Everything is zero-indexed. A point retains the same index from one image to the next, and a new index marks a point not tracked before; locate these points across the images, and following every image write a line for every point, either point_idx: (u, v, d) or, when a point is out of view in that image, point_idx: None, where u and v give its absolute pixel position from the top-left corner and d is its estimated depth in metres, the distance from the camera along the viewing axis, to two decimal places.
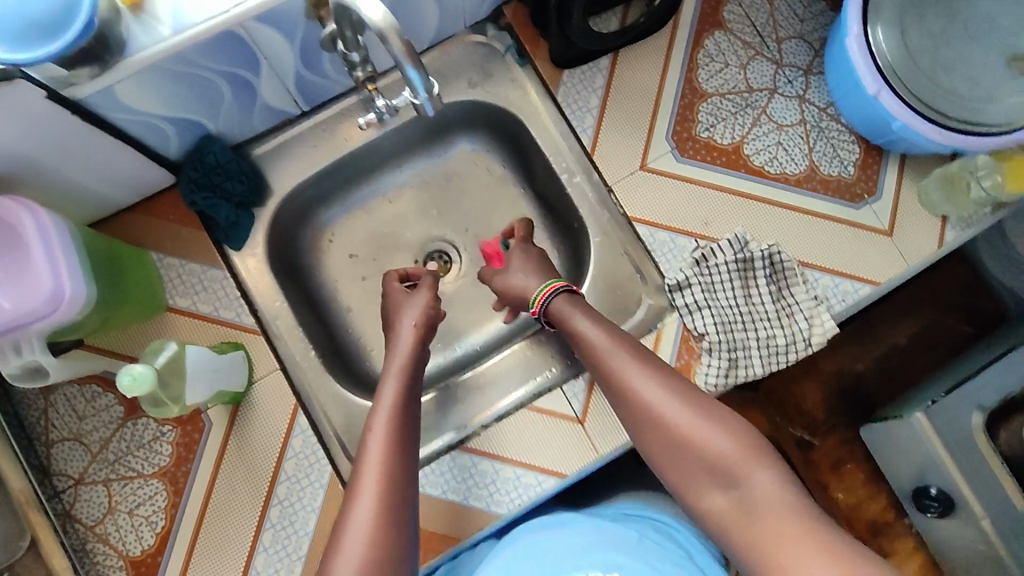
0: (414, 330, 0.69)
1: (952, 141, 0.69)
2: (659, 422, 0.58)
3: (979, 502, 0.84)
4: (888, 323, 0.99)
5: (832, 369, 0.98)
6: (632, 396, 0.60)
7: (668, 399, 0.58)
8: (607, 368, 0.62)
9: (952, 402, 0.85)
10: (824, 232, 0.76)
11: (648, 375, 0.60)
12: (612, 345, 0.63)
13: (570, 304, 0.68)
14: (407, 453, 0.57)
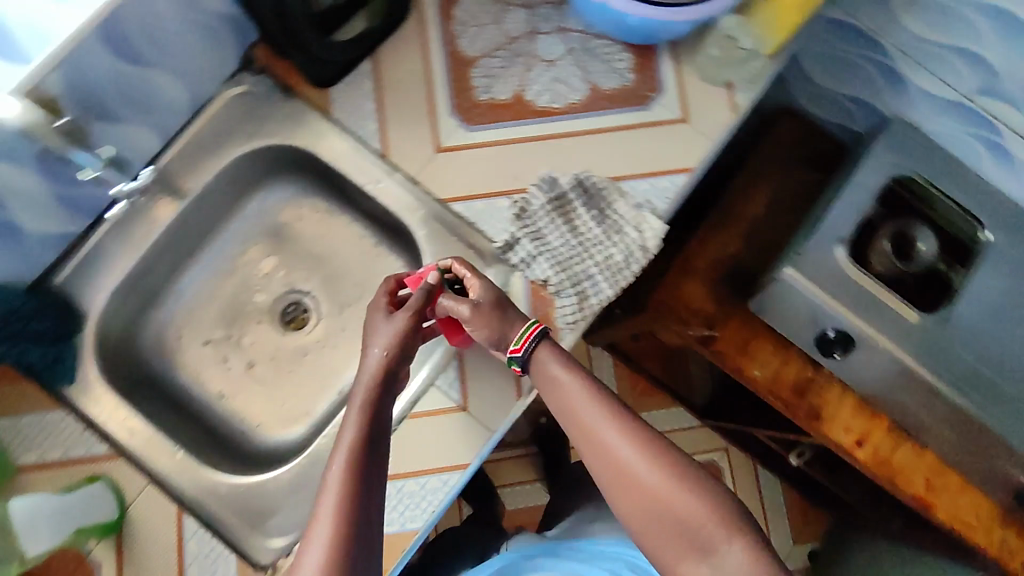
0: (392, 353, 0.60)
1: (683, 15, 0.72)
2: (638, 486, 0.58)
3: (872, 327, 0.90)
4: (741, 200, 1.04)
5: (707, 260, 1.02)
6: (611, 458, 0.60)
7: (648, 464, 0.59)
8: (585, 425, 0.61)
9: (815, 248, 0.91)
10: (627, 141, 0.79)
11: (627, 438, 0.60)
12: (590, 399, 0.61)
13: (547, 350, 0.64)
14: (370, 497, 0.52)
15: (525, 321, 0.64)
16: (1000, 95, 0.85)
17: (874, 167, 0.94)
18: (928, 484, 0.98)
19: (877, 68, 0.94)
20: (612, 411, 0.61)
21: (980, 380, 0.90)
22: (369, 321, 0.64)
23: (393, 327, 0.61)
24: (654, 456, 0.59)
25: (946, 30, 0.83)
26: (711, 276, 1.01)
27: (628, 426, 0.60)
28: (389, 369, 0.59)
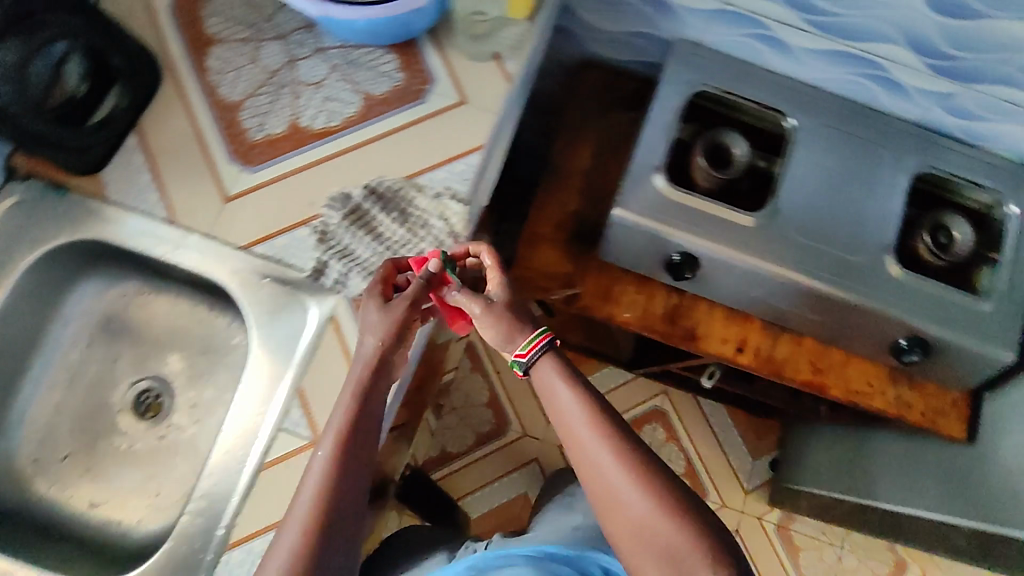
0: (384, 344, 0.66)
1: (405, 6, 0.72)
2: (624, 507, 0.64)
3: (710, 241, 0.93)
4: (567, 156, 1.08)
5: (550, 224, 1.05)
6: (601, 478, 0.65)
7: (635, 489, 0.64)
8: (583, 440, 0.66)
9: (635, 182, 0.94)
10: (412, 138, 0.80)
11: (614, 460, 0.65)
12: (586, 418, 0.67)
13: (548, 363, 0.69)
14: (347, 479, 0.61)
15: (536, 330, 0.70)
16: None
17: (670, 94, 0.97)
18: (814, 368, 1.02)
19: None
20: (604, 432, 0.66)
21: (820, 258, 0.94)
22: (361, 305, 0.69)
23: (389, 316, 0.68)
24: (637, 481, 0.64)
25: None
26: (558, 237, 1.04)
27: (619, 452, 0.65)
28: (381, 357, 0.66)
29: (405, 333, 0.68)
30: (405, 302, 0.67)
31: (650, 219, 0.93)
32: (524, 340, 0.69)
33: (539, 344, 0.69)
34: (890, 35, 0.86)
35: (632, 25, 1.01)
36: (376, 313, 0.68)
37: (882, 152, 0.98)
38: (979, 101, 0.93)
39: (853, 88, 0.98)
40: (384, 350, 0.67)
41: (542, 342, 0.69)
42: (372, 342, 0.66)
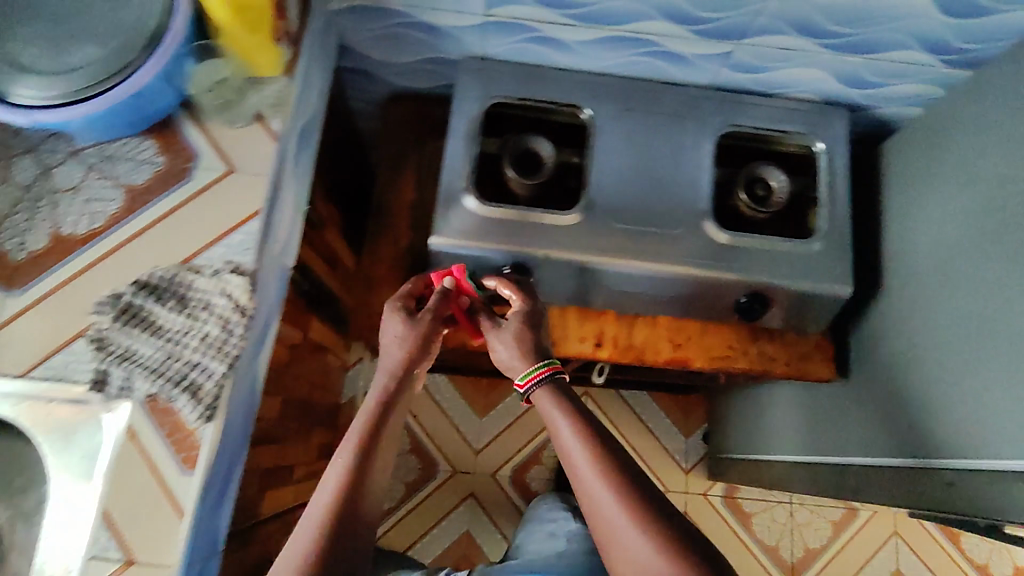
0: (409, 353, 0.81)
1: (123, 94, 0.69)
2: (616, 533, 0.70)
3: (537, 250, 0.92)
4: (389, 195, 1.03)
5: (386, 264, 1.00)
6: (596, 508, 0.72)
7: (624, 518, 0.70)
8: (580, 468, 0.74)
9: (449, 207, 0.92)
10: (183, 220, 0.77)
11: (604, 490, 0.71)
12: (585, 448, 0.74)
13: (549, 394, 0.80)
14: (369, 471, 0.73)
15: (536, 363, 0.81)
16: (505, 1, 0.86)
17: (463, 113, 0.96)
18: (674, 344, 1.02)
19: (410, 27, 0.93)
20: (601, 463, 0.73)
21: (643, 239, 0.94)
22: (386, 321, 0.84)
23: (414, 329, 0.82)
24: (625, 513, 0.70)
25: None
26: (396, 276, 0.99)
27: (612, 483, 0.72)
28: (404, 365, 0.81)
29: (428, 342, 0.83)
30: (426, 318, 0.83)
31: (471, 243, 0.91)
32: (524, 370, 0.81)
33: (536, 376, 0.80)
34: (645, 12, 0.86)
35: (416, 52, 0.98)
36: (400, 325, 0.83)
37: (683, 120, 0.98)
38: (755, 54, 0.93)
39: (640, 66, 0.98)
40: (410, 356, 0.81)
41: (539, 373, 0.80)
42: (398, 352, 0.81)
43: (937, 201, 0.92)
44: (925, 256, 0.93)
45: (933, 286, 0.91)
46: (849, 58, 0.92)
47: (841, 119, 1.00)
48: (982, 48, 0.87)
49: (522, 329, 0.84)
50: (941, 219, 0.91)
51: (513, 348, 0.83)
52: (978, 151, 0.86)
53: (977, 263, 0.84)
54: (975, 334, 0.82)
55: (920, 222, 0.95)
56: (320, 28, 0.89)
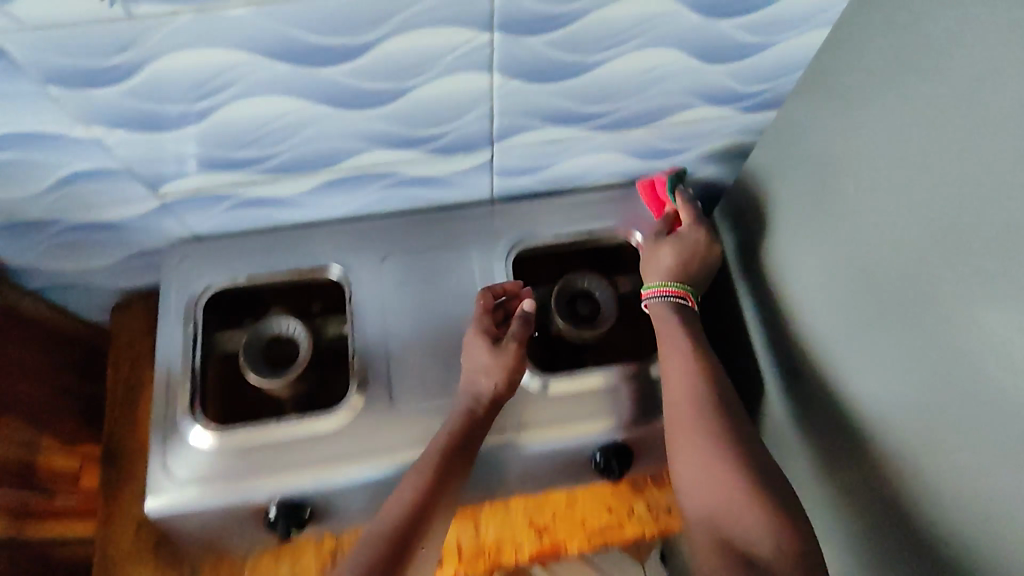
0: (496, 385, 0.68)
1: None
2: (704, 467, 0.62)
3: (301, 474, 0.67)
4: (125, 434, 0.79)
5: (131, 534, 0.74)
6: (695, 484, 0.62)
7: (731, 503, 0.59)
8: (670, 391, 0.68)
9: (171, 448, 0.67)
10: None
11: (703, 439, 0.63)
12: (703, 413, 0.64)
13: (676, 326, 0.71)
14: (459, 465, 0.65)
15: (681, 283, 0.74)
16: (171, 177, 0.66)
17: (174, 316, 0.73)
18: (536, 529, 0.79)
19: (79, 231, 0.72)
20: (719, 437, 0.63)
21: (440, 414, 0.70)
22: (468, 344, 0.71)
23: (501, 357, 0.69)
24: (736, 493, 0.59)
25: (32, 184, 0.63)
26: (146, 545, 0.74)
27: (721, 463, 0.61)
28: (492, 397, 0.68)
29: (515, 374, 0.69)
30: (513, 347, 0.70)
31: (213, 488, 0.66)
32: (667, 282, 0.73)
33: (659, 292, 0.73)
34: (353, 146, 0.68)
35: (110, 251, 0.77)
36: (483, 350, 0.69)
37: (462, 249, 0.79)
38: (523, 155, 0.76)
39: (397, 199, 0.79)
40: (497, 389, 0.68)
41: (678, 295, 0.73)
42: (483, 381, 0.68)
43: (775, 273, 0.73)
44: (780, 344, 0.73)
45: (797, 381, 0.70)
46: (631, 132, 0.75)
47: None
48: (776, 86, 0.72)
49: (698, 249, 0.75)
50: (785, 296, 0.71)
51: (671, 267, 0.74)
52: (793, 208, 0.68)
53: (833, 353, 0.64)
54: (856, 447, 0.62)
55: (766, 299, 0.75)
56: None
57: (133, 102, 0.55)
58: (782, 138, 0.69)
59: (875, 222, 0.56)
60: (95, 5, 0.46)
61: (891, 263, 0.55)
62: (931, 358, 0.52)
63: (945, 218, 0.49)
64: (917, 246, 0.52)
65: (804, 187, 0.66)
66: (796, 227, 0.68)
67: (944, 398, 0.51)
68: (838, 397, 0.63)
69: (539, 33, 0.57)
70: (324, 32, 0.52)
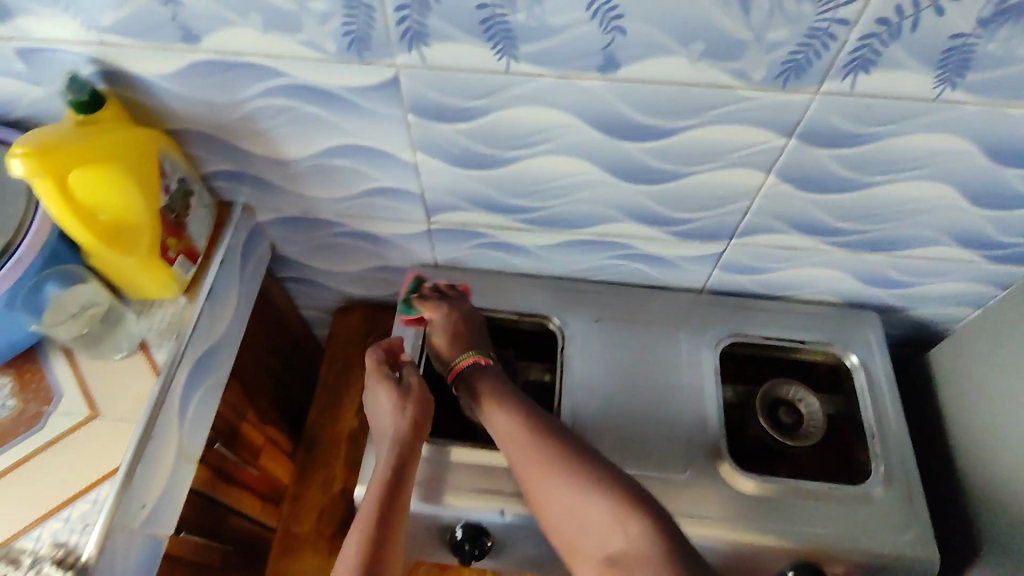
0: (404, 419, 0.68)
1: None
2: (562, 496, 0.61)
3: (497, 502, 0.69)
4: (327, 424, 0.85)
5: (313, 517, 0.79)
6: (558, 509, 0.61)
7: (591, 520, 0.59)
8: (503, 437, 0.66)
9: None
10: (32, 481, 0.59)
11: (548, 466, 0.62)
12: (533, 445, 0.64)
13: (479, 377, 0.71)
14: (398, 497, 0.63)
15: (465, 351, 0.74)
16: (448, 208, 0.75)
17: (407, 328, 0.80)
18: None
19: (348, 236, 0.82)
20: (545, 452, 0.63)
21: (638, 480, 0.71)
22: (370, 400, 0.70)
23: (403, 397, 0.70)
24: (599, 506, 0.59)
25: (342, 188, 0.73)
26: (323, 533, 0.78)
27: (575, 482, 0.61)
28: (406, 438, 0.67)
29: (423, 408, 0.70)
30: (415, 382, 0.71)
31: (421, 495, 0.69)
32: (453, 360, 0.74)
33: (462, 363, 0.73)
34: (608, 215, 0.74)
35: (361, 260, 0.86)
36: (386, 395, 0.70)
37: (671, 329, 0.82)
38: (751, 255, 0.79)
39: (621, 270, 0.84)
40: (409, 418, 0.68)
41: (474, 363, 0.72)
42: (393, 417, 0.68)
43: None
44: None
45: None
46: (867, 256, 0.77)
47: (872, 324, 0.82)
48: None
49: (454, 321, 0.76)
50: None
51: (452, 350, 0.74)
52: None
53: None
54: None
55: (1019, 448, 0.68)
56: (243, 240, 0.78)
57: (463, 140, 0.64)
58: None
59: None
60: (489, 57, 0.55)
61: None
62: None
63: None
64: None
65: None
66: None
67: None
68: None
69: (834, 147, 0.62)
70: (648, 113, 0.59)
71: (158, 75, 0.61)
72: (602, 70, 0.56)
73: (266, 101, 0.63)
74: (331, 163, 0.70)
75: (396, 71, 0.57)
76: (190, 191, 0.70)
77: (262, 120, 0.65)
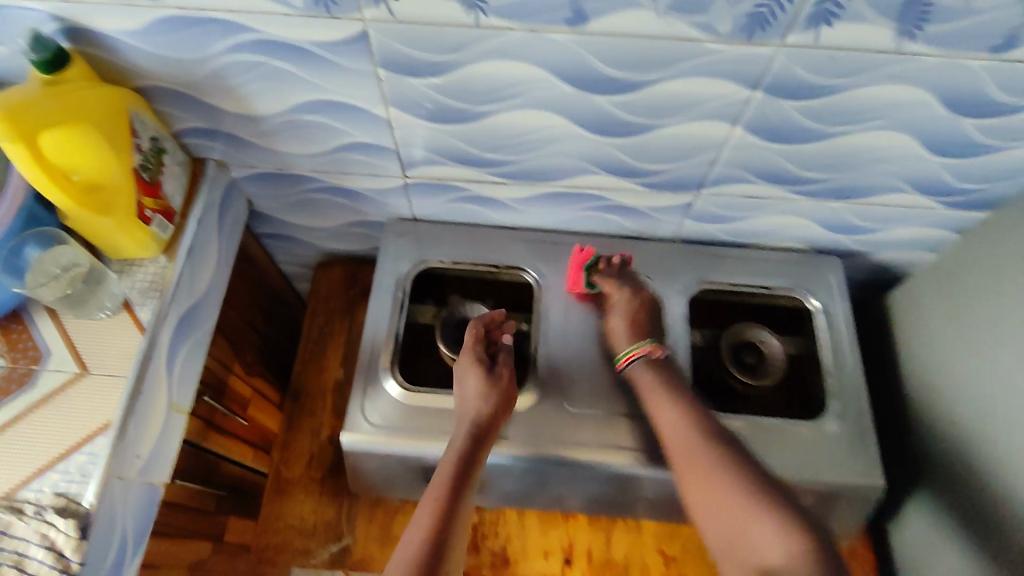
0: (488, 409, 0.70)
1: None
2: (725, 504, 0.63)
3: None
4: (311, 375, 0.88)
5: (303, 462, 0.82)
6: (712, 514, 0.64)
7: (749, 532, 0.61)
8: (666, 428, 0.69)
9: (366, 395, 0.75)
10: (26, 437, 0.61)
11: (711, 467, 0.65)
12: (697, 443, 0.67)
13: (647, 371, 0.73)
14: (466, 496, 0.66)
15: (637, 341, 0.75)
16: (423, 162, 0.76)
17: (388, 281, 0.82)
18: (665, 556, 0.79)
19: (325, 192, 0.83)
20: (718, 455, 0.66)
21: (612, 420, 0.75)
22: (461, 374, 0.73)
23: (489, 381, 0.72)
24: (766, 525, 0.60)
25: (317, 143, 0.74)
26: (313, 476, 0.81)
27: (740, 496, 0.63)
28: (485, 422, 0.69)
29: (507, 400, 0.72)
30: (505, 373, 0.73)
31: (409, 441, 0.73)
32: (625, 349, 0.75)
33: (635, 354, 0.74)
34: (582, 167, 0.76)
35: (340, 215, 0.87)
36: (477, 377, 0.71)
37: (645, 278, 0.84)
38: (720, 204, 0.81)
39: (595, 220, 0.86)
40: (491, 408, 0.70)
41: (645, 353, 0.74)
42: (480, 405, 0.70)
43: (989, 348, 0.70)
44: (979, 421, 0.71)
45: (994, 463, 0.68)
46: (832, 204, 0.79)
47: (834, 269, 0.85)
48: (993, 188, 0.74)
49: (632, 305, 0.77)
50: (997, 371, 0.69)
51: (624, 334, 0.76)
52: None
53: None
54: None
55: (965, 374, 0.73)
56: (219, 197, 0.79)
57: (434, 94, 0.65)
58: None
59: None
60: (458, 12, 0.55)
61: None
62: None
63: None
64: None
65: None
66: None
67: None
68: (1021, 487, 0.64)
69: (797, 99, 0.63)
70: (617, 66, 0.60)
71: (121, 32, 0.60)
72: (571, 25, 0.56)
73: (235, 56, 0.62)
74: (304, 120, 0.70)
75: (362, 26, 0.57)
76: (163, 149, 0.70)
77: (232, 77, 0.65)
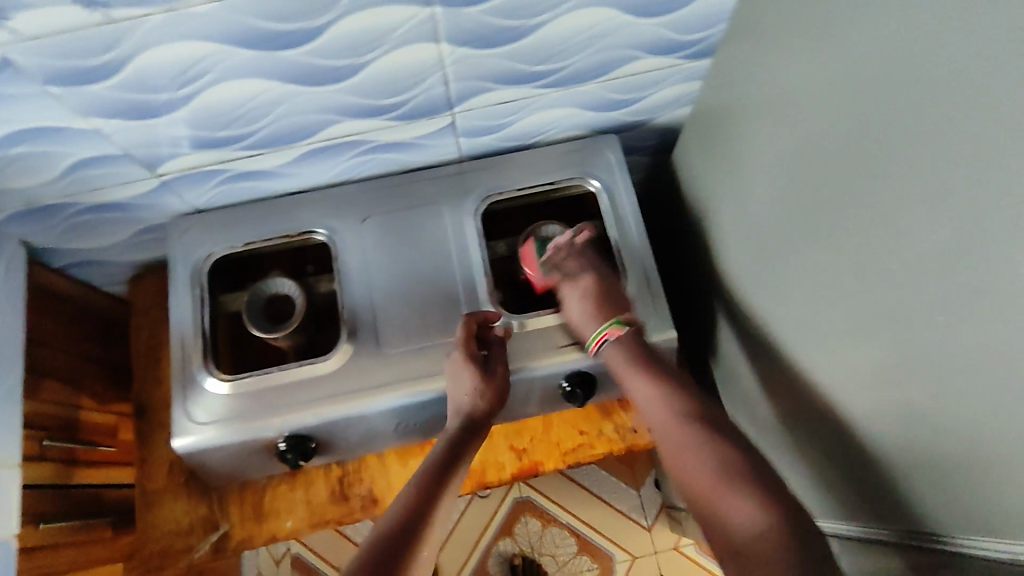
0: (478, 404, 0.73)
1: None
2: (696, 475, 0.59)
3: (299, 412, 0.76)
4: (152, 389, 0.89)
5: (165, 471, 0.85)
6: (686, 474, 0.60)
7: (716, 491, 0.57)
8: (653, 412, 0.67)
9: (189, 394, 0.78)
10: None
11: (687, 445, 0.61)
12: (676, 423, 0.64)
13: (617, 351, 0.73)
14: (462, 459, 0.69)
15: (602, 323, 0.75)
16: (168, 158, 0.74)
17: (183, 282, 0.82)
18: (517, 451, 0.87)
19: (92, 212, 0.81)
20: (693, 432, 0.62)
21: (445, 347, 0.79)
22: (455, 370, 0.74)
23: (483, 380, 0.73)
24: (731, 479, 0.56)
25: (47, 170, 0.71)
26: (177, 481, 0.85)
27: (712, 459, 0.59)
28: (473, 417, 0.73)
29: (497, 398, 0.74)
30: (499, 372, 0.75)
31: (238, 427, 0.76)
32: (593, 333, 0.75)
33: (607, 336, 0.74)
34: (325, 120, 0.75)
35: (122, 228, 0.86)
36: (471, 377, 0.73)
37: (435, 206, 0.86)
38: (481, 116, 0.82)
39: (374, 163, 0.87)
40: (478, 406, 0.73)
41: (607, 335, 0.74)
42: (471, 401, 0.73)
43: (743, 186, 0.75)
44: (751, 254, 0.76)
45: (766, 290, 0.75)
46: (583, 87, 0.81)
47: (611, 148, 0.88)
48: (716, 33, 0.76)
49: (595, 292, 0.76)
50: (751, 207, 0.74)
51: (591, 313, 0.75)
52: (761, 158, 0.70)
53: (806, 300, 0.66)
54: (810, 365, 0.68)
55: (737, 215, 0.78)
56: None
57: (123, 94, 0.63)
58: (745, 90, 0.72)
59: (814, 129, 0.59)
60: (83, 14, 0.53)
61: (852, 226, 0.55)
62: (873, 294, 0.54)
63: (850, 141, 0.54)
64: (843, 156, 0.56)
65: (750, 110, 0.71)
66: (766, 182, 0.70)
67: (898, 355, 0.52)
68: (783, 305, 0.71)
69: (479, 3, 0.63)
70: (285, 19, 0.59)
71: None
72: None
73: None
74: (15, 153, 0.68)
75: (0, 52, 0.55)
76: None
77: None
